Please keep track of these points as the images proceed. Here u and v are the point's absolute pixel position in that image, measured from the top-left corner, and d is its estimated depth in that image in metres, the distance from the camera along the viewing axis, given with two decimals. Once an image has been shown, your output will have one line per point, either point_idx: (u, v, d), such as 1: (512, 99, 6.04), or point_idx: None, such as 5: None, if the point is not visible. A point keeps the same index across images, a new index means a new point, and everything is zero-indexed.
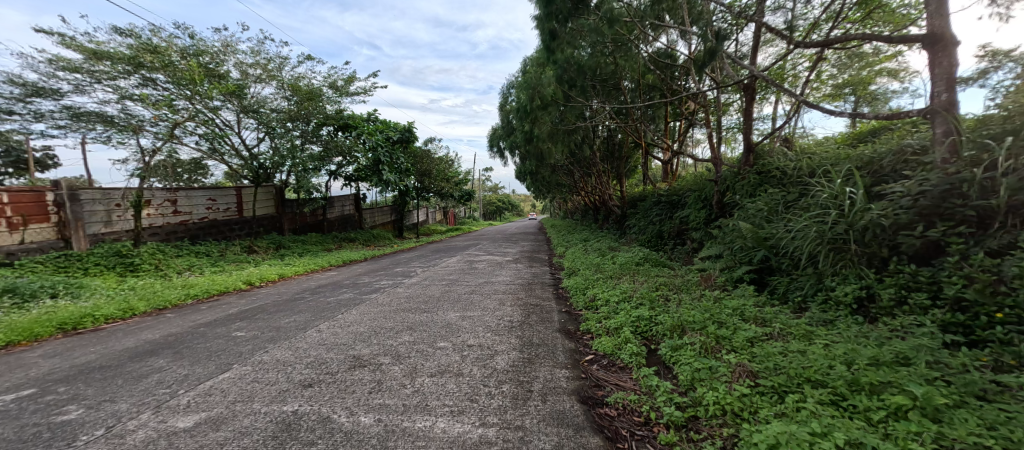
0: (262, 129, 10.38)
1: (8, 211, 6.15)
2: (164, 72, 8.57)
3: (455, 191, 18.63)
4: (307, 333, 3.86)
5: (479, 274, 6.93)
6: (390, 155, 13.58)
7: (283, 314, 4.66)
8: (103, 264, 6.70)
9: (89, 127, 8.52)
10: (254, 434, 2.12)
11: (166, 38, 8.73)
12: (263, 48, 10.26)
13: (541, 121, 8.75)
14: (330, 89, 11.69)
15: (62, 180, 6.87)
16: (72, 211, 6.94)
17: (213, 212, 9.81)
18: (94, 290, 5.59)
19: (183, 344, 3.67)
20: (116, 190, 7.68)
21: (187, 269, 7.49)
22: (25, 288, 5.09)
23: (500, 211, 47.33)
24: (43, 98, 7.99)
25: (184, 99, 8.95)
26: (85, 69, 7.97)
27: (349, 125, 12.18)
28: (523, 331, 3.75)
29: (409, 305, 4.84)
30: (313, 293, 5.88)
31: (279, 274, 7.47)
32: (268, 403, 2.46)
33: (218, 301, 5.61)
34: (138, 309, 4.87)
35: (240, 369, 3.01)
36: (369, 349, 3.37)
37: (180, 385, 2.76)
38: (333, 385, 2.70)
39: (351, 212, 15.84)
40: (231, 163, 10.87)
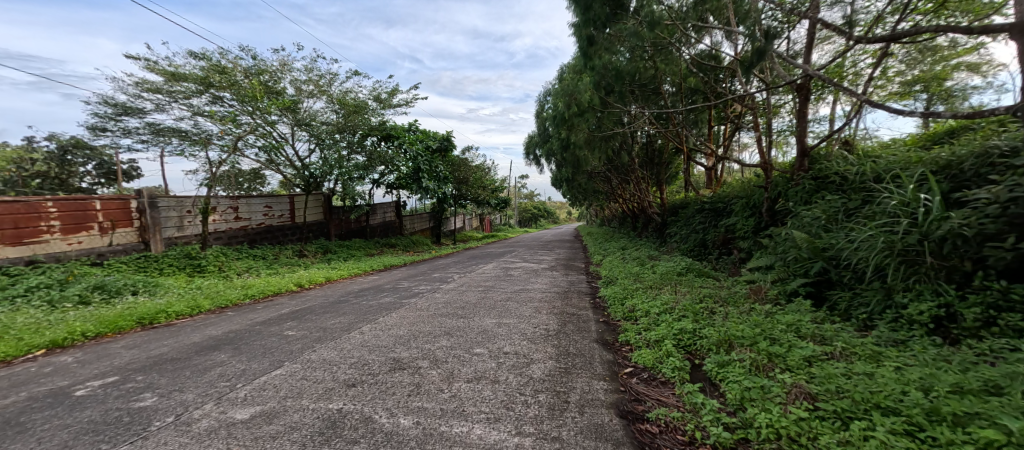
0: (313, 141, 11.11)
1: (99, 217, 6.86)
2: (230, 91, 9.36)
3: (492, 199, 18.78)
4: (351, 335, 4.02)
5: (515, 281, 6.93)
6: (430, 163, 13.88)
7: (329, 315, 4.87)
8: (175, 264, 7.33)
9: (166, 142, 9.42)
10: (303, 429, 2.22)
11: (233, 60, 9.56)
12: (315, 65, 10.94)
13: (578, 127, 8.68)
14: (374, 102, 12.23)
15: (144, 189, 7.60)
16: (151, 216, 7.61)
17: (269, 218, 10.44)
18: (167, 288, 6.11)
19: (241, 340, 3.91)
20: (188, 199, 8.38)
21: (246, 271, 8.05)
22: (112, 285, 5.66)
23: (535, 218, 47.32)
24: (130, 117, 8.93)
25: (246, 115, 9.71)
26: (166, 90, 9.06)
27: (391, 135, 12.59)
28: (560, 340, 3.69)
29: (445, 310, 4.90)
30: (356, 296, 6.12)
31: (326, 277, 7.86)
32: (316, 400, 2.57)
33: (272, 301, 5.96)
34: (203, 307, 5.27)
35: (290, 366, 3.17)
36: (409, 352, 3.44)
37: (239, 379, 2.94)
38: (374, 386, 2.77)
39: (391, 218, 16.23)
40: (285, 171, 11.62)
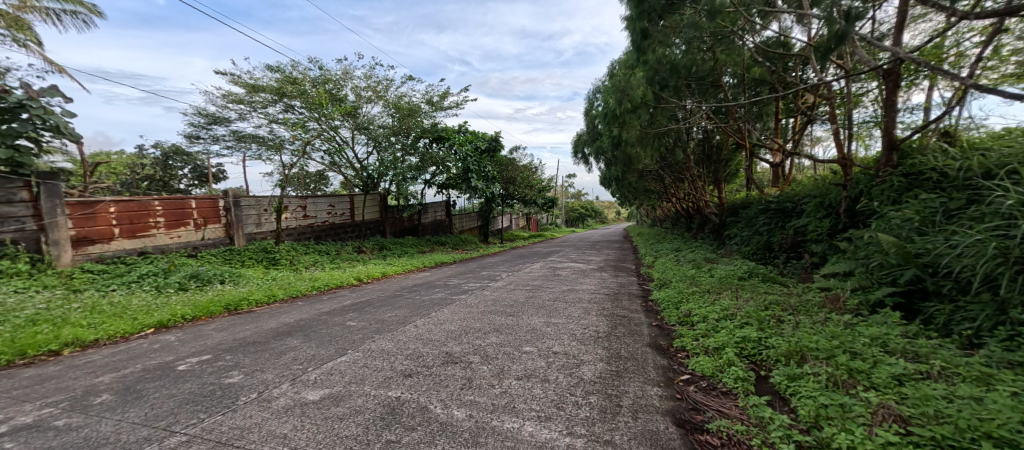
0: (371, 143, 11.74)
1: (194, 214, 7.74)
2: (299, 99, 10.16)
3: (540, 198, 18.74)
4: (406, 327, 4.21)
5: (563, 281, 6.88)
6: (478, 164, 13.85)
7: (386, 309, 5.13)
8: (254, 257, 8.09)
9: (247, 147, 10.42)
10: (366, 413, 2.36)
11: (302, 71, 10.37)
12: (373, 72, 11.56)
13: (629, 124, 8.21)
14: (427, 105, 12.68)
15: (230, 190, 8.45)
16: (235, 214, 8.43)
17: (333, 216, 11.18)
18: (247, 279, 6.76)
19: (309, 328, 4.24)
20: (265, 198, 9.18)
21: (312, 265, 8.70)
22: (204, 274, 6.36)
23: (583, 218, 46.58)
24: (218, 125, 9.98)
25: (314, 121, 10.47)
26: (247, 100, 10.14)
27: (442, 137, 12.96)
28: (610, 343, 3.61)
29: (494, 307, 4.97)
30: (410, 291, 6.39)
31: (382, 272, 8.28)
32: (376, 387, 2.72)
33: (335, 293, 6.39)
34: (278, 296, 5.78)
35: (353, 354, 3.38)
36: (460, 347, 3.53)
37: (309, 363, 3.19)
38: (429, 377, 2.88)
39: (441, 217, 16.71)
40: (346, 173, 12.38)
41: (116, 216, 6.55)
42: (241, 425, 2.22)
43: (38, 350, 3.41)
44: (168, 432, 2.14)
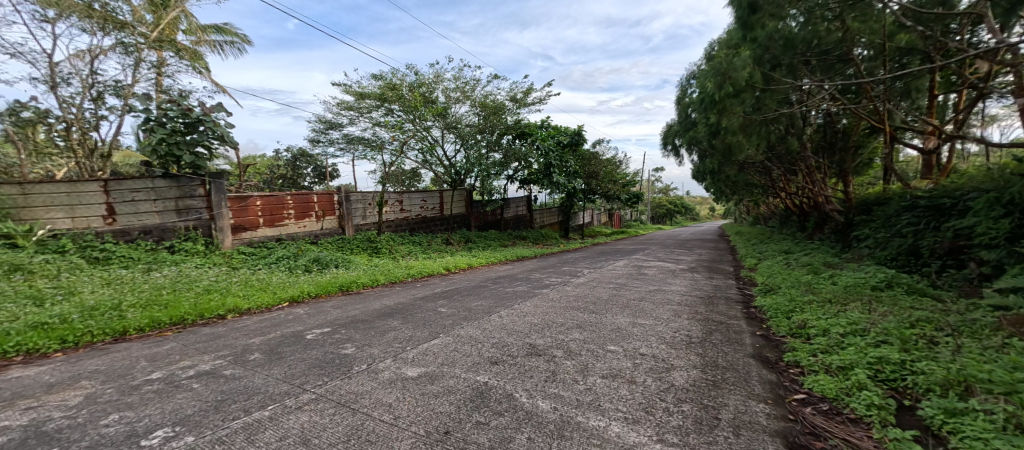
0: (459, 142, 12.32)
1: (316, 208, 8.89)
2: (398, 103, 11.06)
3: (623, 193, 18.04)
4: (491, 317, 4.38)
5: (649, 281, 6.56)
6: (561, 159, 13.90)
7: (472, 298, 5.38)
8: (360, 246, 9.07)
9: (355, 149, 11.67)
10: (457, 394, 2.52)
11: (400, 77, 11.26)
12: (462, 74, 12.09)
13: (731, 110, 7.55)
14: (512, 102, 12.89)
15: (342, 186, 9.55)
16: (346, 208, 9.48)
17: (425, 210, 12.02)
18: (355, 264, 7.60)
19: (406, 312, 4.63)
20: (370, 193, 10.19)
21: (408, 255, 9.46)
22: (323, 259, 7.30)
23: (671, 215, 43.74)
24: (332, 130, 11.31)
25: (409, 123, 11.33)
26: (355, 106, 11.34)
27: (525, 132, 13.11)
28: (705, 349, 3.37)
29: (577, 303, 4.93)
30: (493, 283, 6.62)
31: (468, 264, 8.70)
32: (467, 371, 2.89)
33: (427, 281, 6.87)
34: (379, 281, 6.42)
35: (445, 338, 3.62)
36: (544, 340, 3.58)
37: (408, 343, 3.49)
38: (514, 367, 2.98)
39: (523, 213, 16.97)
40: (436, 169, 13.20)
41: (261, 209, 7.79)
42: (355, 391, 2.53)
43: (211, 314, 4.26)
44: (301, 389, 2.53)
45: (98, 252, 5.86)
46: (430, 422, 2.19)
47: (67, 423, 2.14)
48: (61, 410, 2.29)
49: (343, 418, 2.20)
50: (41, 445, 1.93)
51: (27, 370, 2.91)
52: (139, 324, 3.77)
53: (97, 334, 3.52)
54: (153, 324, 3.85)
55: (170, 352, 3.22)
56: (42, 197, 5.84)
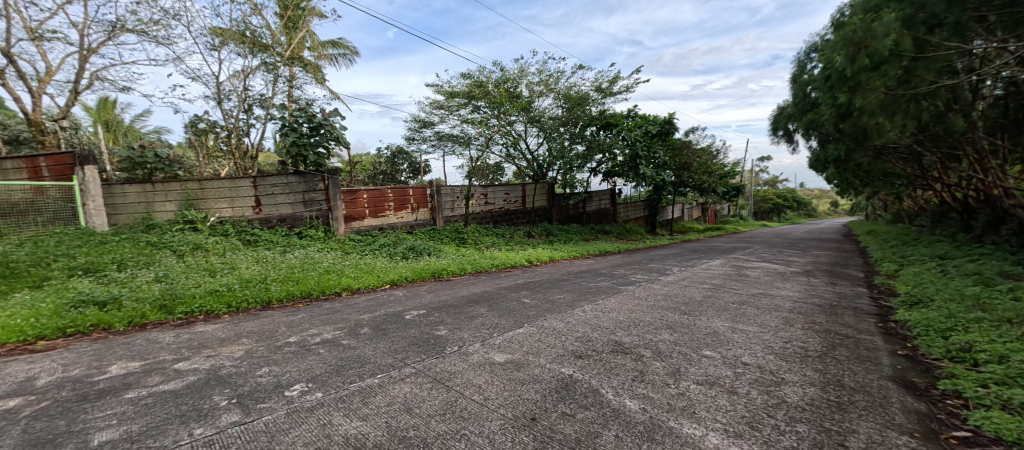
0: (542, 135, 12.34)
1: (412, 200, 9.62)
2: (484, 100, 11.41)
3: (720, 186, 16.52)
4: (575, 311, 4.34)
5: (750, 283, 5.94)
6: (649, 149, 13.06)
7: (555, 291, 5.38)
8: (449, 236, 9.61)
9: (445, 145, 12.33)
10: (542, 384, 2.55)
11: (486, 74, 11.59)
12: (546, 67, 12.03)
13: (865, 87, 6.44)
14: (597, 92, 12.51)
15: (434, 180, 10.17)
16: (437, 200, 10.10)
17: (508, 203, 12.30)
18: (445, 253, 8.07)
19: (492, 300, 4.81)
20: (458, 187, 10.71)
21: (492, 246, 9.79)
22: (418, 248, 7.87)
23: (778, 210, 38.91)
24: (425, 128, 12.08)
25: (495, 118, 11.63)
26: (445, 105, 11.97)
27: (611, 123, 12.69)
28: (824, 365, 2.95)
29: (667, 303, 4.65)
30: (576, 277, 6.55)
31: (549, 257, 8.73)
32: (551, 362, 2.91)
33: (510, 272, 7.04)
34: (466, 269, 6.75)
35: (529, 328, 3.68)
36: (630, 338, 3.45)
37: (495, 329, 3.63)
38: (600, 362, 2.92)
39: (606, 206, 16.43)
40: (519, 163, 13.40)
41: (367, 201, 8.67)
42: (448, 370, 2.70)
43: (331, 290, 4.90)
44: (403, 363, 2.78)
45: (249, 235, 7.09)
46: (517, 407, 2.25)
47: (233, 371, 2.63)
48: (229, 359, 2.82)
49: (438, 393, 2.37)
50: (216, 386, 2.41)
51: (207, 326, 3.66)
52: (279, 295, 4.48)
53: (250, 301, 4.28)
54: (289, 296, 4.56)
55: (302, 320, 3.76)
56: (213, 190, 7.24)
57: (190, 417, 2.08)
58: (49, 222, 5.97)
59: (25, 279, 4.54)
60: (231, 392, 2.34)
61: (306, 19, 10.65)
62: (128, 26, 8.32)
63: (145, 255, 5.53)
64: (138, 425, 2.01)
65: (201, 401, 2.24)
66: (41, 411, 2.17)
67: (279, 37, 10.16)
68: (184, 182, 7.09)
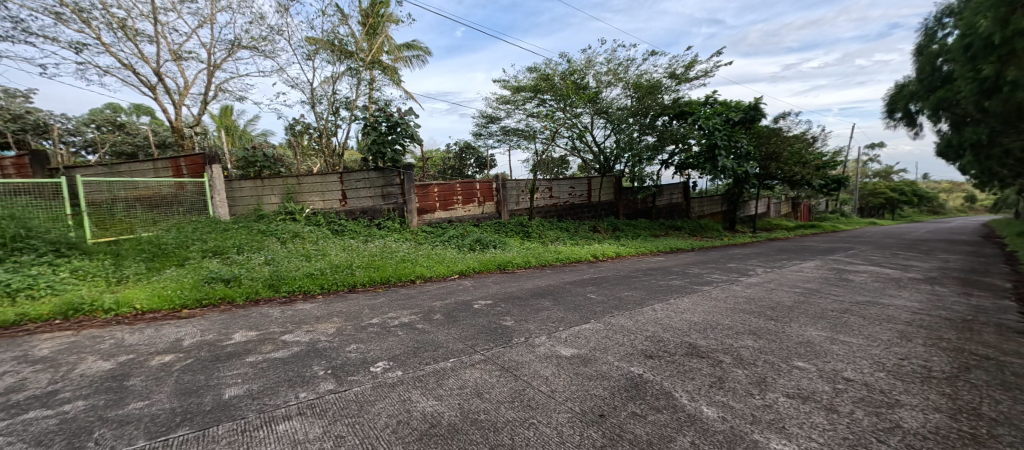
0: (610, 127, 11.96)
1: (479, 194, 9.89)
2: (549, 93, 11.31)
3: (814, 179, 14.78)
4: (645, 309, 4.18)
5: (851, 289, 5.25)
6: (730, 138, 12.01)
7: (623, 288, 5.22)
8: (514, 229, 9.75)
9: (511, 140, 12.46)
10: (611, 382, 2.49)
11: (553, 67, 11.46)
12: (615, 55, 11.58)
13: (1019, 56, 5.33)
14: (670, 79, 11.80)
15: (500, 175, 10.33)
16: (502, 194, 10.26)
17: (573, 197, 12.12)
18: (510, 246, 8.20)
19: (557, 294, 4.80)
20: (523, 181, 10.77)
21: (556, 240, 9.76)
22: (484, 241, 8.08)
23: (888, 206, 33.84)
24: (492, 123, 12.30)
25: (561, 111, 11.49)
26: (511, 100, 12.07)
27: (685, 112, 11.95)
28: (950, 385, 2.53)
29: (749, 307, 4.28)
30: (646, 274, 6.29)
31: (616, 252, 8.48)
32: (620, 359, 2.84)
33: (575, 267, 6.96)
34: (531, 263, 6.80)
35: (596, 324, 3.61)
36: (707, 341, 3.24)
37: (561, 323, 3.61)
38: (672, 364, 2.78)
39: (678, 201, 15.54)
40: (585, 156, 13.14)
41: (437, 194, 9.08)
42: (515, 359, 2.75)
43: (406, 277, 5.23)
44: (473, 350, 2.88)
45: (337, 225, 7.80)
46: (585, 402, 2.23)
47: (328, 345, 2.93)
48: (324, 335, 3.14)
49: (506, 382, 2.42)
50: (315, 357, 2.70)
51: (305, 304, 4.11)
52: (363, 280, 4.89)
53: (339, 284, 4.72)
54: (370, 281, 4.95)
55: (382, 304, 4.06)
56: (308, 185, 8.03)
57: (295, 382, 2.35)
58: (187, 212, 7.05)
59: (172, 258, 5.47)
60: (327, 363, 2.60)
61: (385, 25, 11.34)
62: (243, 43, 9.48)
63: (257, 241, 6.31)
64: (257, 384, 2.33)
65: (304, 369, 2.53)
66: (186, 366, 2.60)
67: (361, 44, 10.92)
68: (285, 178, 7.96)
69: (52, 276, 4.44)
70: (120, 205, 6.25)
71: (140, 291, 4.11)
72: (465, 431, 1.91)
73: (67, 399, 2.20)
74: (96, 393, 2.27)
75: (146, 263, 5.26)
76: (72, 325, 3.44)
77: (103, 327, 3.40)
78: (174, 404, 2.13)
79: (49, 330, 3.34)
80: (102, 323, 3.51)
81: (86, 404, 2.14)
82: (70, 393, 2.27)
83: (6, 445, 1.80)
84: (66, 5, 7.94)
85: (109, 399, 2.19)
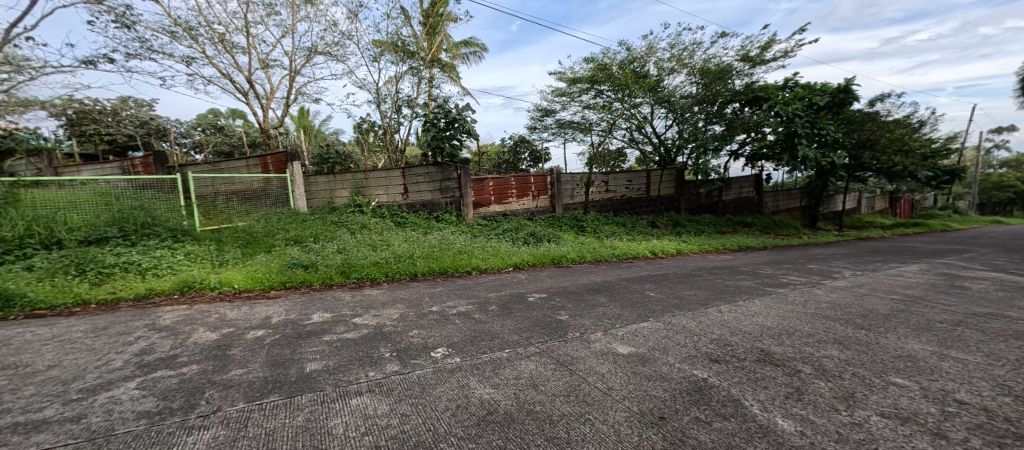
0: (672, 116, 11.33)
1: (533, 188, 9.87)
2: (606, 83, 10.93)
3: (916, 169, 12.95)
4: (709, 310, 3.91)
5: (962, 298, 4.53)
6: (815, 124, 10.79)
7: (684, 286, 4.94)
8: (568, 224, 9.61)
9: (566, 132, 12.25)
10: (672, 384, 2.35)
11: (611, 56, 11.04)
12: (679, 40, 10.89)
13: None
14: (743, 63, 10.88)
15: (554, 168, 10.20)
16: (557, 188, 10.13)
17: (630, 191, 11.65)
18: (564, 240, 8.10)
19: (614, 290, 4.65)
20: (578, 174, 10.55)
21: (612, 235, 9.48)
22: (539, 234, 8.06)
23: (1011, 202, 28.89)
24: (547, 116, 12.17)
25: (618, 102, 11.07)
26: (567, 92, 11.83)
27: (759, 97, 10.99)
28: None
29: (833, 313, 3.85)
30: (710, 273, 5.90)
31: (677, 249, 8.05)
32: (682, 361, 2.68)
33: (632, 263, 6.71)
34: (585, 258, 6.66)
35: (655, 323, 3.45)
36: (782, 348, 2.96)
37: (618, 321, 3.49)
38: (742, 370, 2.58)
39: (748, 195, 14.40)
40: (645, 148, 12.59)
41: (492, 188, 9.19)
42: (570, 354, 2.70)
43: (463, 268, 5.35)
44: (528, 342, 2.86)
45: (399, 218, 8.19)
46: (644, 402, 2.13)
47: (392, 329, 3.07)
48: (389, 320, 3.30)
49: (561, 376, 2.37)
50: (381, 340, 2.84)
51: (372, 290, 4.36)
52: (423, 270, 5.08)
53: (401, 273, 4.95)
54: (429, 271, 5.13)
55: (441, 293, 4.19)
56: (374, 179, 8.48)
57: (364, 361, 2.49)
58: (273, 204, 7.76)
59: (261, 245, 6.06)
60: (392, 346, 2.73)
61: (443, 24, 11.63)
62: (319, 50, 10.20)
63: (330, 231, 6.78)
64: (332, 361, 2.50)
65: (372, 350, 2.67)
66: (274, 340, 2.86)
67: (422, 43, 11.29)
68: (354, 173, 8.46)
69: (172, 258, 5.10)
70: (221, 198, 7.00)
71: (238, 273, 4.60)
72: (521, 422, 1.90)
73: (184, 362, 2.52)
74: (206, 359, 2.56)
75: (241, 249, 5.87)
76: (187, 300, 3.95)
77: (209, 303, 3.85)
78: (265, 373, 2.35)
79: (169, 303, 3.85)
80: (209, 299, 3.97)
81: (199, 368, 2.43)
82: (187, 357, 2.59)
83: (141, 398, 2.09)
84: (180, 25, 9.03)
85: (216, 364, 2.47)
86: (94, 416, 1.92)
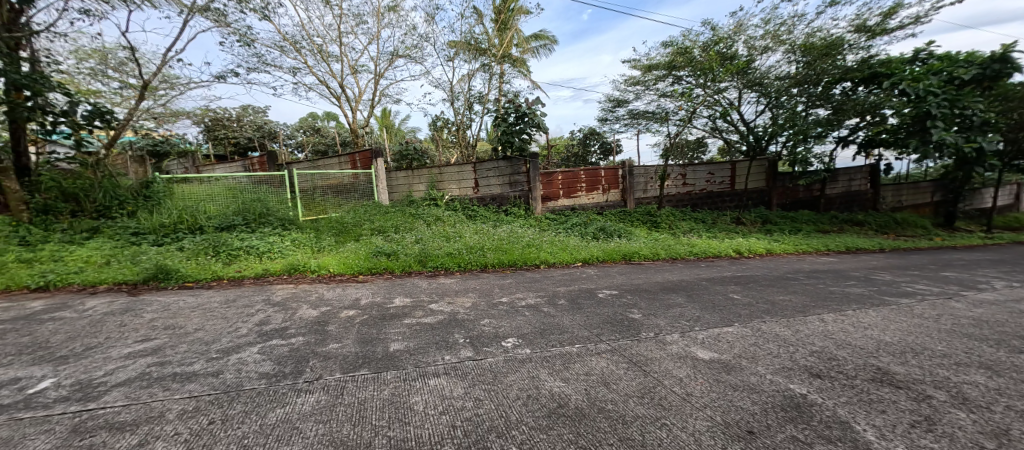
0: (763, 101, 10.23)
1: (603, 182, 9.56)
2: (686, 68, 10.18)
3: None
4: (807, 318, 3.47)
5: None
6: (954, 103, 9.03)
7: (776, 290, 4.44)
8: (641, 219, 9.18)
9: (640, 123, 11.67)
10: (764, 396, 2.12)
11: (693, 38, 10.23)
12: (775, 15, 9.73)
13: None
14: (859, 33, 9.38)
15: (626, 161, 9.78)
16: (630, 181, 9.71)
17: (710, 185, 10.76)
18: (636, 236, 7.76)
19: (692, 290, 4.35)
20: (652, 167, 10.00)
21: (690, 231, 8.87)
22: (610, 229, 7.80)
23: None
24: (620, 107, 11.68)
25: (700, 87, 10.26)
26: (642, 81, 11.24)
27: (879, 74, 9.42)
28: None
29: (977, 331, 3.19)
30: (808, 277, 5.24)
31: (767, 249, 7.29)
32: (774, 372, 2.41)
33: (713, 262, 6.21)
34: (661, 255, 6.30)
35: (741, 328, 3.14)
36: (904, 368, 2.52)
37: (698, 323, 3.25)
38: (851, 389, 2.24)
39: (858, 189, 12.54)
40: (729, 137, 11.55)
41: (561, 182, 9.08)
42: (644, 354, 2.57)
43: (531, 261, 5.37)
44: (599, 339, 2.78)
45: (471, 211, 8.46)
46: (729, 413, 1.95)
47: (465, 317, 3.18)
48: (462, 308, 3.41)
49: (635, 376, 2.26)
50: (455, 326, 2.95)
51: (445, 279, 4.56)
52: (492, 262, 5.20)
53: (472, 264, 5.11)
54: (499, 263, 5.23)
55: (510, 285, 4.25)
56: (448, 174, 8.83)
57: (441, 345, 2.60)
58: (360, 197, 8.44)
59: (351, 233, 6.65)
60: (465, 333, 2.82)
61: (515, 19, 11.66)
62: (400, 53, 10.84)
63: (409, 223, 7.22)
64: (412, 343, 2.65)
65: (448, 335, 2.78)
66: (364, 320, 3.11)
67: (494, 40, 11.47)
68: (429, 167, 8.89)
69: (281, 243, 5.82)
70: (318, 191, 7.83)
71: (331, 258, 5.09)
72: (594, 418, 1.84)
73: (293, 333, 2.85)
74: (309, 332, 2.87)
75: (334, 237, 6.50)
76: (292, 280, 4.47)
77: (310, 283, 4.33)
78: (356, 349, 2.56)
79: (280, 281, 4.40)
80: (309, 280, 4.46)
81: (304, 339, 2.73)
82: (295, 330, 2.92)
83: (262, 361, 2.40)
84: (287, 40, 10.19)
85: (317, 338, 2.76)
86: (228, 373, 2.25)
